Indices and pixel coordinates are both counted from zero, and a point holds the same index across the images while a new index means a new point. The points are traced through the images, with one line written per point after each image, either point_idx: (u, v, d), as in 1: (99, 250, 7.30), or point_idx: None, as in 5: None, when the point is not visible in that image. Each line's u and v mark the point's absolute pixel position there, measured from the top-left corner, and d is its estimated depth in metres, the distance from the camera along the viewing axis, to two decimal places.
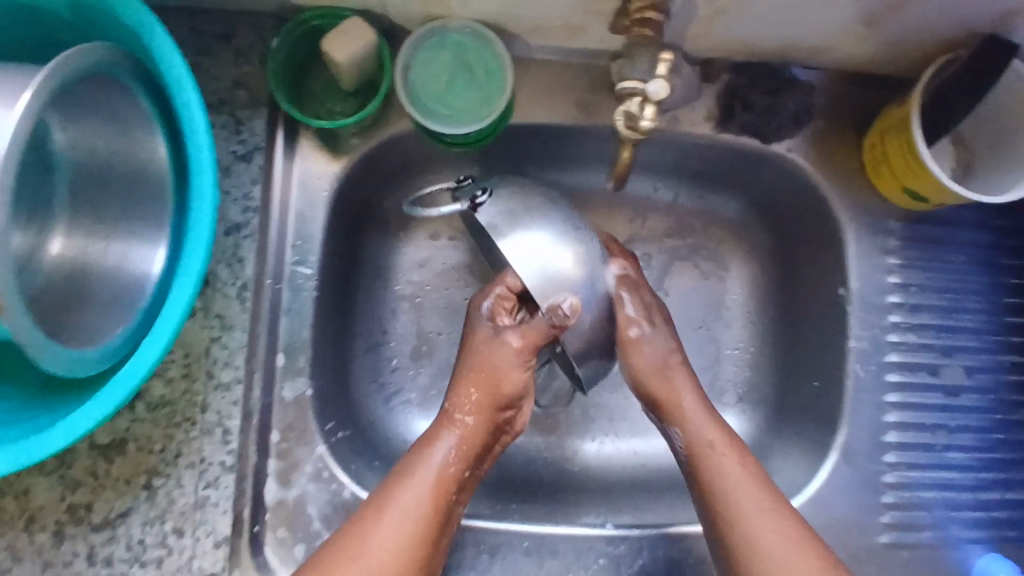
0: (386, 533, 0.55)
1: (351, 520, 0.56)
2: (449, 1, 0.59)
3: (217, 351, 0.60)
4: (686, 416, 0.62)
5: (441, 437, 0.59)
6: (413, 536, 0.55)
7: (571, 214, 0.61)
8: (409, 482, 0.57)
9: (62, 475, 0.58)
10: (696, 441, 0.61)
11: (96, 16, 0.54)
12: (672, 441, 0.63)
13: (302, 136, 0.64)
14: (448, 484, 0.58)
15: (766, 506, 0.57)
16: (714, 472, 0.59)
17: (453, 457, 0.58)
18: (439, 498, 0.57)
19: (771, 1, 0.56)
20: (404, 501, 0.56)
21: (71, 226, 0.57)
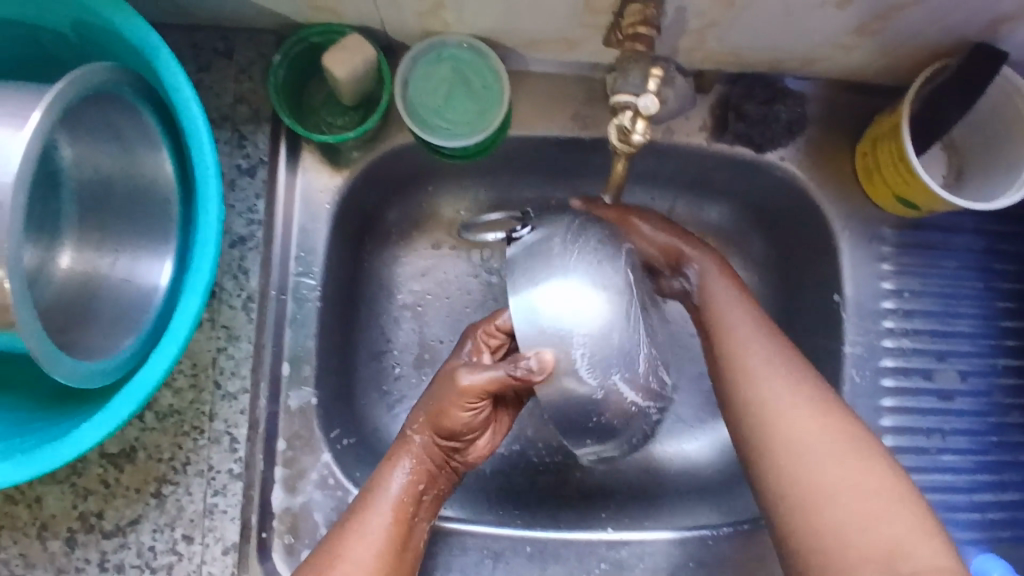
0: (359, 553, 0.54)
1: (324, 542, 0.56)
2: (447, 18, 0.61)
3: (223, 361, 0.61)
4: (715, 303, 0.59)
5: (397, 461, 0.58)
6: (386, 561, 0.55)
7: (620, 271, 0.55)
8: (375, 505, 0.57)
9: (73, 484, 0.60)
10: (706, 287, 0.60)
11: (101, 36, 0.55)
12: (687, 283, 0.62)
13: (304, 150, 0.65)
14: (408, 511, 0.58)
15: (818, 414, 0.52)
16: (766, 401, 0.53)
17: (409, 478, 0.58)
18: (400, 522, 0.57)
19: (762, 14, 0.57)
20: (373, 524, 0.56)
21: (81, 240, 0.59)
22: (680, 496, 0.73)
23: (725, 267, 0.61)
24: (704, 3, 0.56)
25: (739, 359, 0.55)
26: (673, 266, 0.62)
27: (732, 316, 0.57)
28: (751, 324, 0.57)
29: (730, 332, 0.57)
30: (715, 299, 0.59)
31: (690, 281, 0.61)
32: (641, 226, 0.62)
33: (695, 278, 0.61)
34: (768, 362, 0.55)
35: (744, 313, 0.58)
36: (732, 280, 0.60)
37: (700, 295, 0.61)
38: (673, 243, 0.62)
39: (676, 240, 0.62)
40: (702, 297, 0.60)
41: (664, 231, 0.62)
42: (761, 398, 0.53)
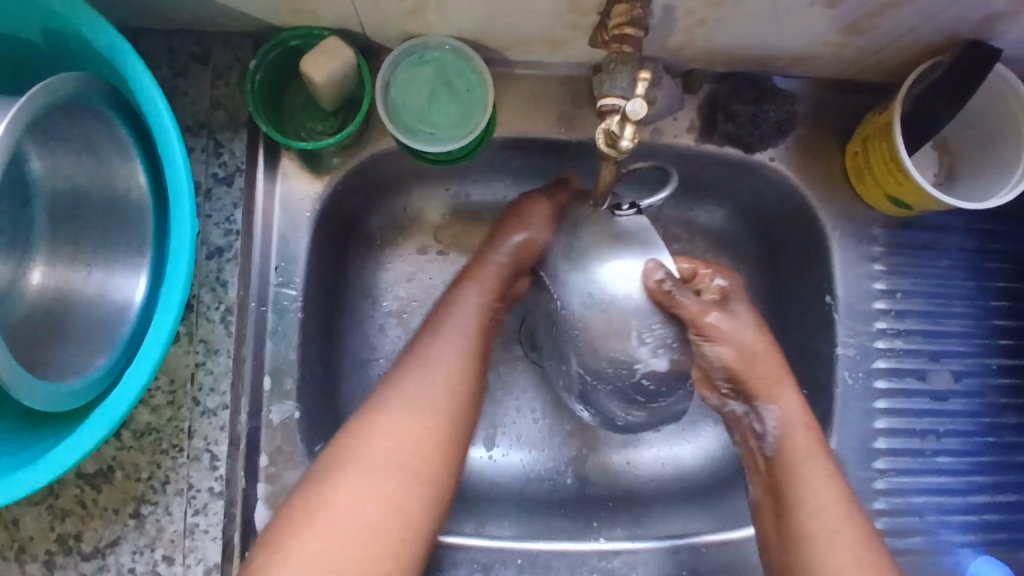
0: (398, 429, 0.56)
1: (348, 430, 0.57)
2: (429, 19, 0.59)
3: (202, 377, 0.59)
4: (788, 461, 0.58)
5: (457, 305, 0.63)
6: (445, 414, 0.58)
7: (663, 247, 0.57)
8: (421, 376, 0.59)
9: (50, 505, 0.58)
10: (784, 440, 0.58)
11: (68, 42, 0.53)
12: (761, 424, 0.59)
13: (283, 156, 0.63)
14: (487, 323, 0.63)
15: (855, 552, 0.54)
16: (807, 534, 0.55)
17: (484, 294, 0.64)
18: (478, 344, 0.62)
19: (751, 12, 0.56)
20: (416, 398, 0.58)
21: (52, 254, 0.57)
22: (674, 503, 0.72)
23: (805, 413, 0.59)
24: (693, 3, 0.54)
25: (806, 526, 0.56)
26: (742, 401, 0.60)
27: (812, 477, 0.57)
28: (829, 479, 0.57)
29: (804, 496, 0.56)
30: (798, 456, 0.58)
31: (767, 433, 0.59)
32: (716, 325, 0.56)
33: (776, 416, 0.59)
34: (838, 518, 0.56)
35: (825, 472, 0.57)
36: (816, 438, 0.59)
37: (774, 447, 0.59)
38: (761, 378, 0.59)
39: (758, 354, 0.59)
40: (782, 449, 0.58)
41: (751, 364, 0.58)
42: (826, 561, 0.54)
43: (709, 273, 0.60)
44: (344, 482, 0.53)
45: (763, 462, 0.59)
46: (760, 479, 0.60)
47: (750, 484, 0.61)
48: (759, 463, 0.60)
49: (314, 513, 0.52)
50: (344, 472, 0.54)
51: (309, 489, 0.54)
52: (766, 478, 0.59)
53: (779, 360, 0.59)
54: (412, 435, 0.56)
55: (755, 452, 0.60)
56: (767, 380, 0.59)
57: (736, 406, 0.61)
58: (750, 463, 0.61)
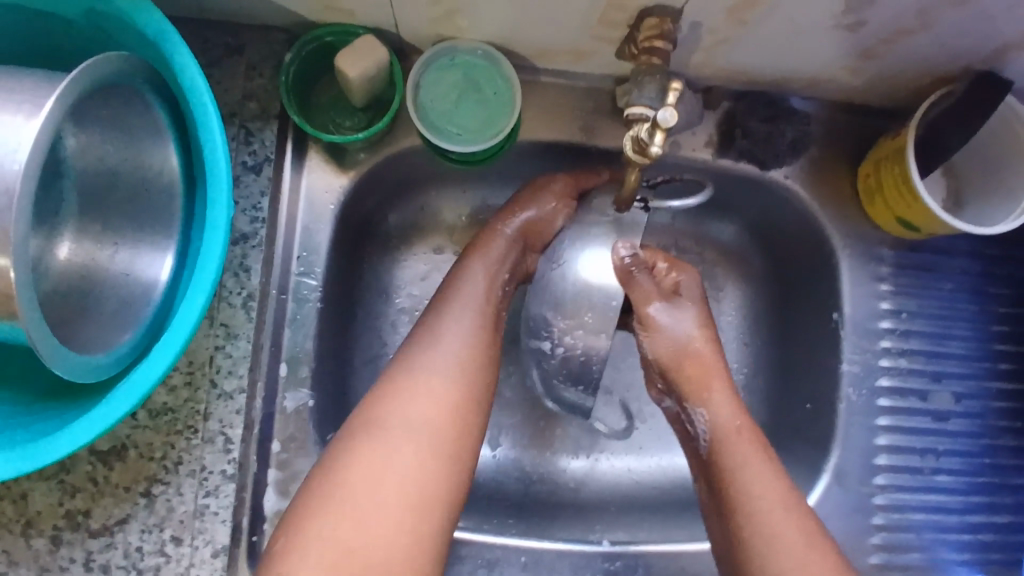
0: (383, 452, 0.54)
1: (324, 461, 0.54)
2: (460, 23, 0.60)
3: (221, 360, 0.60)
4: (732, 457, 0.58)
5: (458, 312, 0.62)
6: (467, 399, 0.58)
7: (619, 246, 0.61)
8: (427, 372, 0.58)
9: (61, 481, 0.58)
10: (716, 441, 0.60)
11: (112, 26, 0.55)
12: (694, 427, 0.62)
13: (310, 149, 0.65)
14: (490, 309, 0.63)
15: (789, 514, 0.55)
16: (750, 517, 0.55)
17: (490, 266, 0.65)
18: (485, 324, 0.62)
19: (774, 33, 0.58)
20: (424, 389, 0.57)
21: (80, 232, 0.58)
22: (675, 510, 0.72)
23: (737, 413, 0.61)
24: (718, 21, 0.56)
25: (748, 530, 0.55)
26: (678, 398, 0.63)
27: (746, 471, 0.57)
28: (766, 473, 0.57)
29: (743, 485, 0.57)
30: (731, 458, 0.58)
31: (699, 430, 0.61)
32: (659, 316, 0.63)
33: (706, 418, 0.61)
34: (778, 517, 0.55)
35: (764, 467, 0.58)
36: (756, 429, 0.60)
37: (707, 444, 0.60)
38: (694, 378, 0.62)
39: (693, 352, 0.63)
40: (714, 449, 0.59)
41: (686, 364, 0.63)
42: (768, 550, 0.54)
43: (665, 267, 0.66)
44: (331, 504, 0.51)
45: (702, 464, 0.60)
46: (702, 480, 0.61)
47: (696, 484, 0.62)
48: (699, 462, 0.61)
49: (332, 504, 0.51)
50: (353, 464, 0.53)
51: (306, 502, 0.52)
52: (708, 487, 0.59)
53: (710, 363, 0.63)
54: (425, 404, 0.56)
55: (693, 450, 0.62)
56: (697, 380, 0.62)
57: (670, 404, 0.65)
58: (689, 457, 0.63)
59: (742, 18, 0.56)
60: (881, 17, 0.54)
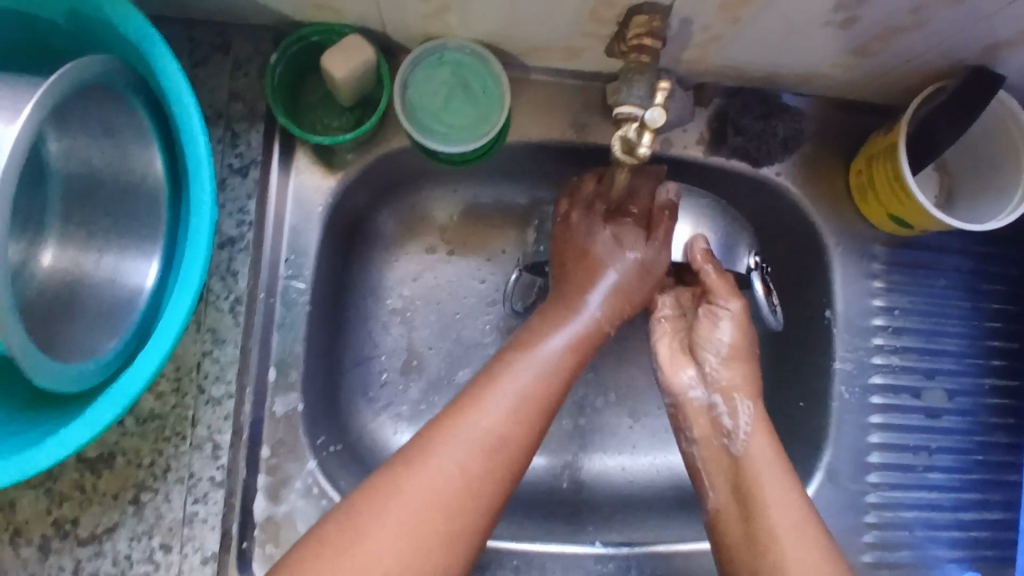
0: (435, 473, 0.52)
1: (385, 468, 0.53)
2: (449, 22, 0.60)
3: (208, 365, 0.59)
4: (758, 466, 0.57)
5: (514, 374, 0.58)
6: (514, 430, 0.55)
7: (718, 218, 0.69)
8: (461, 420, 0.54)
9: (48, 489, 0.58)
10: (752, 441, 0.59)
11: (94, 27, 0.54)
12: (731, 421, 0.60)
13: (298, 149, 0.64)
14: (561, 374, 0.59)
15: (806, 522, 0.54)
16: (772, 521, 0.54)
17: (571, 343, 0.61)
18: (553, 390, 0.58)
19: (766, 30, 0.57)
20: (460, 439, 0.53)
21: (64, 237, 0.57)
22: (672, 510, 0.72)
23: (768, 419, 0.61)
24: (710, 17, 0.55)
25: (768, 526, 0.54)
26: (716, 393, 0.62)
27: (768, 475, 0.57)
28: (784, 476, 0.57)
29: (766, 488, 0.56)
30: (760, 456, 0.58)
31: (738, 429, 0.60)
32: (728, 316, 0.63)
33: (746, 415, 0.60)
34: (795, 516, 0.54)
35: (782, 475, 0.57)
36: (771, 439, 0.59)
37: (743, 443, 0.59)
38: (738, 378, 0.62)
39: (749, 365, 0.63)
40: (748, 447, 0.59)
41: (731, 364, 0.62)
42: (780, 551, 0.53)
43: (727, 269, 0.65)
44: (381, 511, 0.50)
45: (729, 461, 0.59)
46: (723, 482, 0.59)
47: (711, 490, 0.60)
48: (724, 463, 0.60)
49: (393, 499, 0.50)
50: (407, 479, 0.51)
51: (363, 502, 0.51)
52: (731, 481, 0.58)
53: (747, 363, 0.63)
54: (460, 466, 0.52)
55: (720, 449, 0.60)
56: (738, 378, 0.62)
57: (700, 390, 0.63)
58: (710, 462, 0.61)
59: (734, 14, 0.55)
60: (876, 13, 0.53)
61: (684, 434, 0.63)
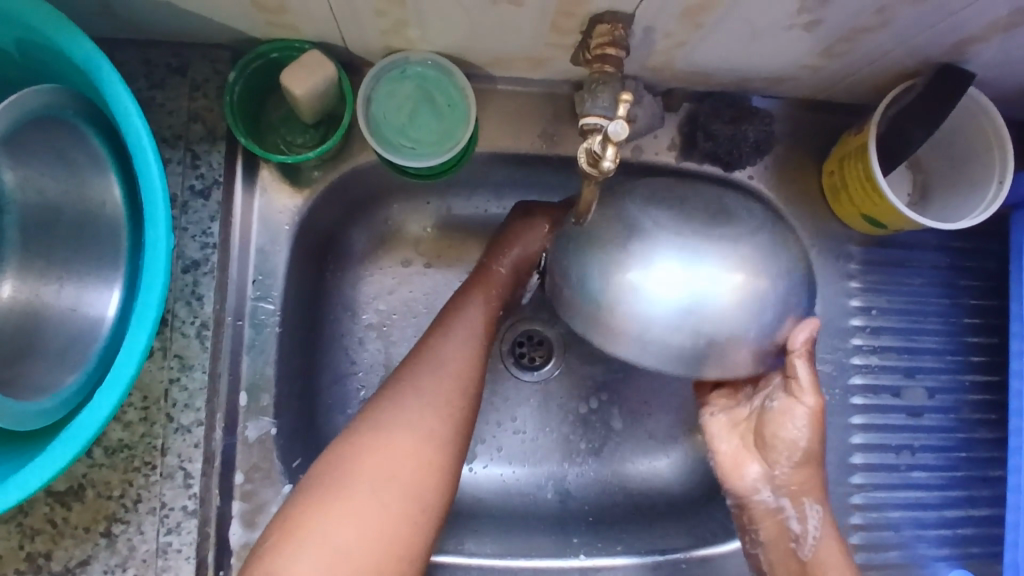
0: (368, 470, 0.54)
1: (326, 464, 0.55)
2: (410, 36, 0.58)
3: (176, 393, 0.58)
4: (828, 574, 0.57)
5: (420, 369, 0.60)
6: (449, 413, 0.58)
7: (759, 257, 0.52)
8: (388, 422, 0.57)
9: (19, 524, 0.56)
10: (821, 546, 0.58)
11: (44, 53, 0.52)
12: (801, 526, 0.59)
13: (262, 168, 0.64)
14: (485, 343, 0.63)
15: None
16: None
17: (487, 302, 0.65)
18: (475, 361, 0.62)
19: (730, 36, 0.56)
20: (393, 439, 0.56)
21: (23, 269, 0.55)
22: (657, 518, 0.72)
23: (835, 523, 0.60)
24: (673, 25, 0.54)
25: None
26: (785, 496, 0.59)
27: None
28: None
29: None
30: (829, 562, 0.58)
31: (806, 532, 0.59)
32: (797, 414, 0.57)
33: (817, 521, 0.59)
34: None
35: None
36: (840, 542, 0.59)
37: (812, 549, 0.58)
38: (807, 482, 0.59)
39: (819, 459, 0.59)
40: (817, 555, 0.58)
41: (801, 469, 0.59)
42: None
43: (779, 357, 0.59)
44: (325, 505, 0.52)
45: (797, 565, 0.59)
46: None
47: None
48: (790, 565, 0.59)
49: (331, 496, 0.53)
50: (339, 476, 0.54)
51: (304, 499, 0.53)
52: None
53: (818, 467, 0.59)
54: (396, 458, 0.55)
55: (788, 553, 0.59)
56: (807, 483, 0.59)
57: (767, 496, 0.59)
58: (777, 565, 0.60)
59: (697, 21, 0.54)
60: (838, 16, 0.53)
61: (749, 534, 0.61)
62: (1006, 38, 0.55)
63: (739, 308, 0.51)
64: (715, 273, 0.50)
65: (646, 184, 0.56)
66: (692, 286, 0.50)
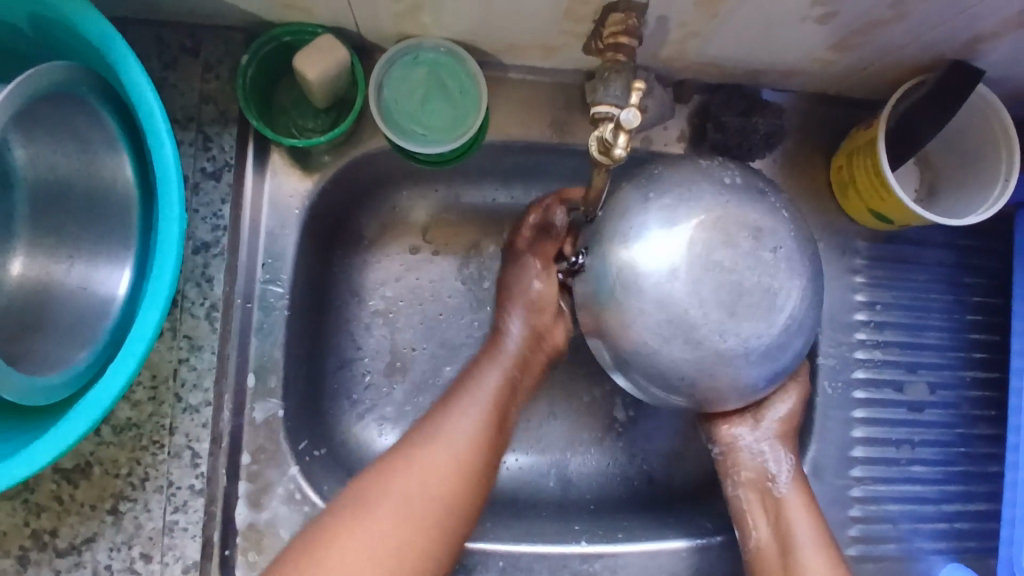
0: (370, 529, 0.54)
1: (332, 510, 0.56)
2: (423, 21, 0.59)
3: (185, 372, 0.58)
4: (795, 515, 0.60)
5: (426, 443, 0.58)
6: (449, 490, 0.57)
7: (775, 310, 0.51)
8: (387, 487, 0.56)
9: (24, 500, 0.57)
10: (794, 488, 0.62)
11: (58, 30, 0.53)
12: (776, 467, 0.62)
13: (273, 152, 0.63)
14: (500, 406, 0.61)
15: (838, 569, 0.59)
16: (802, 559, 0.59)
17: (502, 375, 0.62)
18: (488, 430, 0.60)
19: (743, 28, 0.56)
20: (390, 504, 0.56)
21: (33, 246, 0.56)
22: (659, 507, 0.72)
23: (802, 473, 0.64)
24: (686, 14, 0.55)
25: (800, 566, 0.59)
26: (767, 442, 0.63)
27: (806, 531, 0.60)
28: (816, 527, 0.60)
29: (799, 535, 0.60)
30: (798, 499, 0.61)
31: (780, 475, 0.62)
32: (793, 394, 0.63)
33: (790, 465, 0.62)
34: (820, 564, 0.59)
35: (814, 524, 0.60)
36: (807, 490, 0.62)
37: (785, 488, 0.62)
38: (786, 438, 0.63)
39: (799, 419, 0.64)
40: (790, 492, 0.61)
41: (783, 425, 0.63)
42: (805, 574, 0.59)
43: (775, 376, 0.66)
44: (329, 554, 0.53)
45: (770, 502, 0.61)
46: (764, 521, 0.61)
47: (754, 531, 0.62)
48: (767, 505, 0.62)
49: (333, 547, 0.53)
50: (343, 533, 0.54)
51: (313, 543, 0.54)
52: (771, 521, 0.61)
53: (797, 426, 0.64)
54: (398, 523, 0.55)
55: (765, 492, 0.62)
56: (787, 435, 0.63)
57: (751, 441, 0.63)
58: (754, 505, 0.62)
59: (711, 11, 0.54)
60: (851, 9, 0.53)
61: (730, 478, 0.64)
62: (1016, 36, 0.56)
63: (738, 351, 0.51)
64: (695, 301, 0.50)
65: (670, 179, 0.54)
66: (669, 303, 0.51)
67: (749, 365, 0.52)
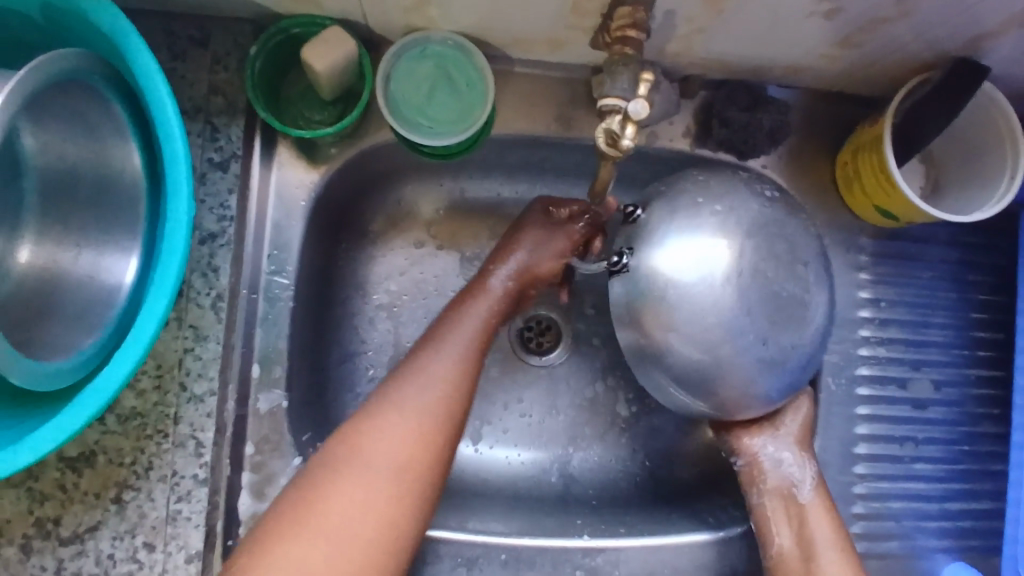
0: (354, 474, 0.54)
1: (319, 458, 0.55)
2: (431, 14, 0.59)
3: (190, 362, 0.58)
4: (824, 519, 0.61)
5: (405, 386, 0.58)
6: (429, 429, 0.57)
7: (803, 317, 0.53)
8: (369, 429, 0.56)
9: (29, 488, 0.57)
10: (817, 491, 0.62)
11: (69, 19, 0.53)
12: (796, 474, 0.63)
13: (280, 144, 0.64)
14: (485, 338, 0.62)
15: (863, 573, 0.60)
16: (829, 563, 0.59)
17: (484, 314, 0.63)
18: (468, 360, 0.61)
19: (749, 23, 0.57)
20: (373, 446, 0.55)
21: (41, 234, 0.56)
22: (661, 503, 0.72)
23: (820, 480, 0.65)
24: (693, 9, 0.55)
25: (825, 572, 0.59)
26: (786, 448, 0.63)
27: (831, 534, 0.60)
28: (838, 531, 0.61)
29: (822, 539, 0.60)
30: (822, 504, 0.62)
31: (804, 481, 0.63)
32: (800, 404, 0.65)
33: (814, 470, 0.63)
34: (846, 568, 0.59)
35: (836, 527, 0.61)
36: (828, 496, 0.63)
37: (809, 493, 0.62)
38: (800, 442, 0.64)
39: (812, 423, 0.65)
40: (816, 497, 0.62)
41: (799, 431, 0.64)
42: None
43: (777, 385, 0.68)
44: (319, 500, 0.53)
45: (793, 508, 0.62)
46: (787, 527, 0.61)
47: (777, 535, 0.61)
48: (789, 511, 0.62)
49: (326, 492, 0.53)
50: (333, 477, 0.54)
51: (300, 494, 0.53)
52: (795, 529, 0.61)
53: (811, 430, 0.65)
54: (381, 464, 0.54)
55: (788, 497, 0.62)
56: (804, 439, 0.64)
57: (771, 451, 0.63)
58: (778, 509, 0.62)
59: (718, 6, 0.55)
60: (858, 5, 0.53)
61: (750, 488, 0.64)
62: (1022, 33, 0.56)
63: (770, 359, 0.53)
64: (729, 307, 0.51)
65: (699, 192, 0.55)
66: (705, 310, 0.52)
67: (774, 371, 0.54)
